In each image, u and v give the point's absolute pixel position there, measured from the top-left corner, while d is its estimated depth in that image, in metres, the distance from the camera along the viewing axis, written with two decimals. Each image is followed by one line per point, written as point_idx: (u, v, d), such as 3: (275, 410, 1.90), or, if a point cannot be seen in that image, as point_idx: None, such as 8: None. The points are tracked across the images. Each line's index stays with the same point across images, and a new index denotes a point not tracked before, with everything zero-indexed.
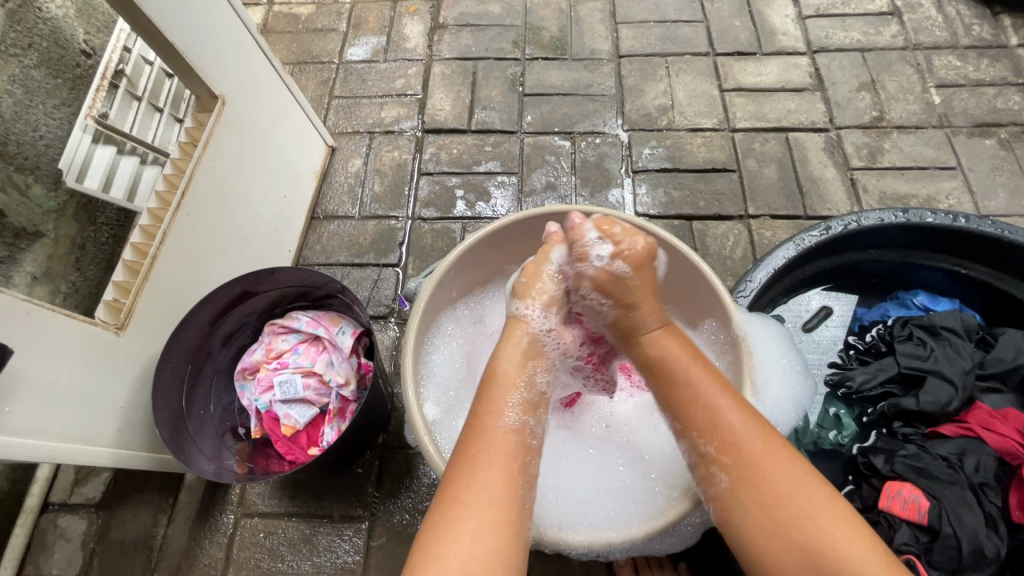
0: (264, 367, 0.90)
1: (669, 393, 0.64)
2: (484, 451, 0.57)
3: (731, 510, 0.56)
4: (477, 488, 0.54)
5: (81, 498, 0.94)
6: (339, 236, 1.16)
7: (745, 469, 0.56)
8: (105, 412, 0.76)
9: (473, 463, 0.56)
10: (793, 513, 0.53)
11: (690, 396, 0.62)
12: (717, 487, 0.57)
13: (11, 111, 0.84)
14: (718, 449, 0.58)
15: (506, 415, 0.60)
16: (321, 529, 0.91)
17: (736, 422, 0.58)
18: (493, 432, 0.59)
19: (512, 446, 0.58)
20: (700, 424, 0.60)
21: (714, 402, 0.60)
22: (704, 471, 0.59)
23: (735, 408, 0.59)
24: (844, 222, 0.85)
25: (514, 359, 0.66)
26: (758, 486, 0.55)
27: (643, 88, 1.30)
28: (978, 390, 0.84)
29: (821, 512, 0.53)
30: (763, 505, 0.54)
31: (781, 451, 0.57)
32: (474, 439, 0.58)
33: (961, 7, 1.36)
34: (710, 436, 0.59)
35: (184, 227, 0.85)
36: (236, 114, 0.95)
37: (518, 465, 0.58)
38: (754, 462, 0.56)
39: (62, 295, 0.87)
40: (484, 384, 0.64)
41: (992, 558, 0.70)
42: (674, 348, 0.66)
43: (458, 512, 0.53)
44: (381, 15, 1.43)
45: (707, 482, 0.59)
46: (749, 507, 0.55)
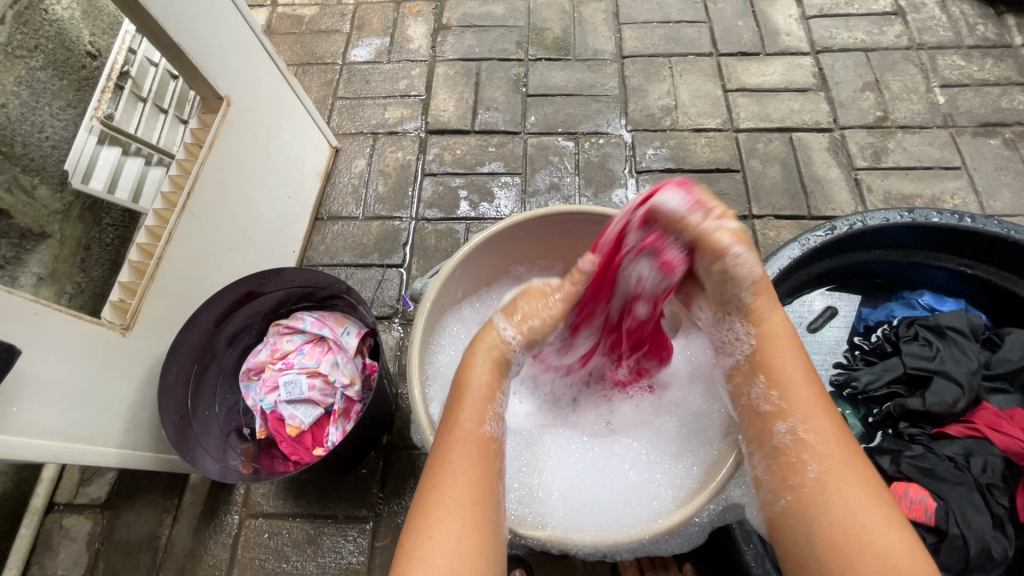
0: (269, 367, 0.90)
1: (767, 379, 0.62)
2: (462, 455, 0.57)
3: (808, 504, 0.55)
4: (457, 492, 0.54)
5: (86, 499, 0.94)
6: (342, 237, 1.16)
7: (830, 466, 0.56)
8: (111, 412, 0.76)
9: (452, 467, 0.56)
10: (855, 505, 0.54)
11: (787, 385, 0.60)
12: (803, 477, 0.56)
13: (17, 113, 0.84)
14: (813, 440, 0.57)
15: (482, 421, 0.59)
16: (325, 529, 0.91)
17: (824, 420, 0.58)
18: (471, 435, 0.58)
19: (488, 450, 0.58)
20: (803, 410, 0.59)
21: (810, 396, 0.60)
22: (788, 458, 0.58)
23: (826, 411, 0.59)
24: (849, 222, 0.85)
25: (487, 364, 0.63)
26: (839, 484, 0.55)
27: (646, 88, 1.30)
28: (984, 390, 0.84)
29: (892, 523, 0.53)
30: (839, 505, 0.54)
31: (859, 458, 0.57)
32: (451, 442, 0.57)
33: (964, 6, 1.36)
34: (810, 424, 0.58)
35: (189, 228, 0.85)
36: (240, 115, 0.95)
37: (493, 467, 0.57)
38: (840, 463, 0.56)
39: (68, 296, 0.89)
40: (454, 395, 0.61)
41: (999, 560, 0.70)
42: (781, 332, 0.64)
43: (439, 515, 0.53)
44: (385, 16, 1.43)
45: (786, 470, 0.58)
46: (828, 504, 0.55)
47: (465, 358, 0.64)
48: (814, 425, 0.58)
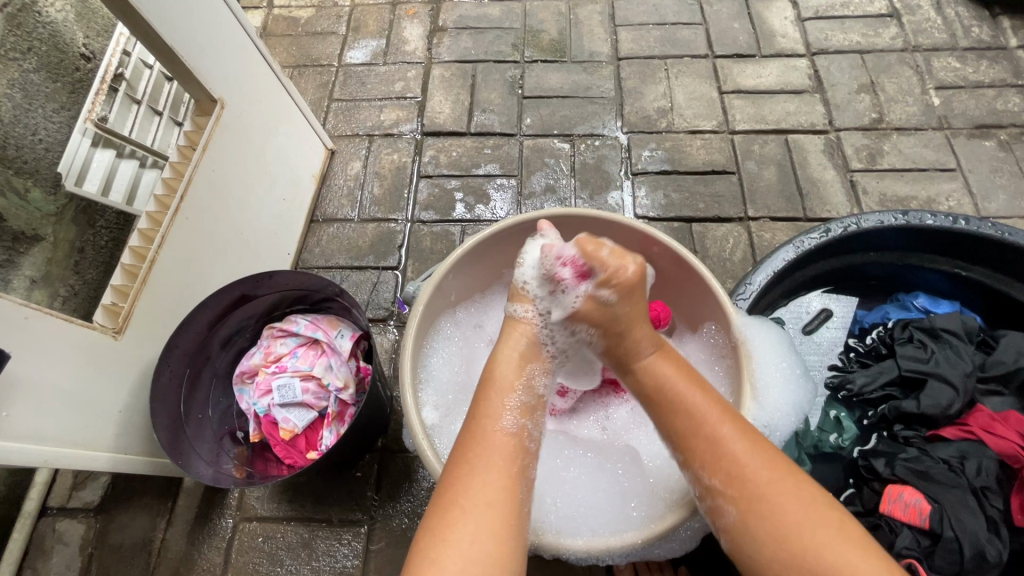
0: (262, 371, 0.90)
1: (668, 420, 0.61)
2: (486, 453, 0.57)
3: (740, 542, 0.55)
4: (475, 494, 0.54)
5: (79, 502, 0.94)
6: (338, 239, 1.16)
7: (750, 501, 0.55)
8: (103, 416, 0.75)
9: (471, 466, 0.56)
10: (774, 525, 0.54)
11: (689, 428, 0.59)
12: (725, 519, 0.56)
13: (10, 116, 0.84)
14: (723, 483, 0.56)
15: (505, 417, 0.60)
16: (319, 533, 0.91)
17: (737, 449, 0.57)
18: (491, 434, 0.59)
19: (510, 448, 0.58)
20: (701, 455, 0.58)
21: (712, 432, 0.58)
22: (710, 502, 0.58)
23: (738, 441, 0.57)
24: (843, 225, 0.85)
25: (513, 363, 0.65)
26: (766, 518, 0.54)
27: (643, 90, 1.30)
28: (979, 393, 0.84)
29: (828, 539, 0.52)
30: (770, 539, 0.54)
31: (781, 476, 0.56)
32: (472, 442, 0.58)
33: (960, 8, 1.36)
34: (714, 469, 0.57)
35: (182, 230, 0.85)
36: (234, 117, 0.94)
37: (516, 468, 0.57)
38: (761, 495, 0.55)
39: (61, 299, 0.88)
40: (480, 387, 0.63)
41: (994, 562, 0.70)
42: (670, 372, 0.63)
43: (455, 517, 0.52)
44: (381, 18, 1.43)
45: (713, 512, 0.58)
46: (757, 541, 0.54)
47: (489, 360, 0.67)
48: (721, 467, 0.57)
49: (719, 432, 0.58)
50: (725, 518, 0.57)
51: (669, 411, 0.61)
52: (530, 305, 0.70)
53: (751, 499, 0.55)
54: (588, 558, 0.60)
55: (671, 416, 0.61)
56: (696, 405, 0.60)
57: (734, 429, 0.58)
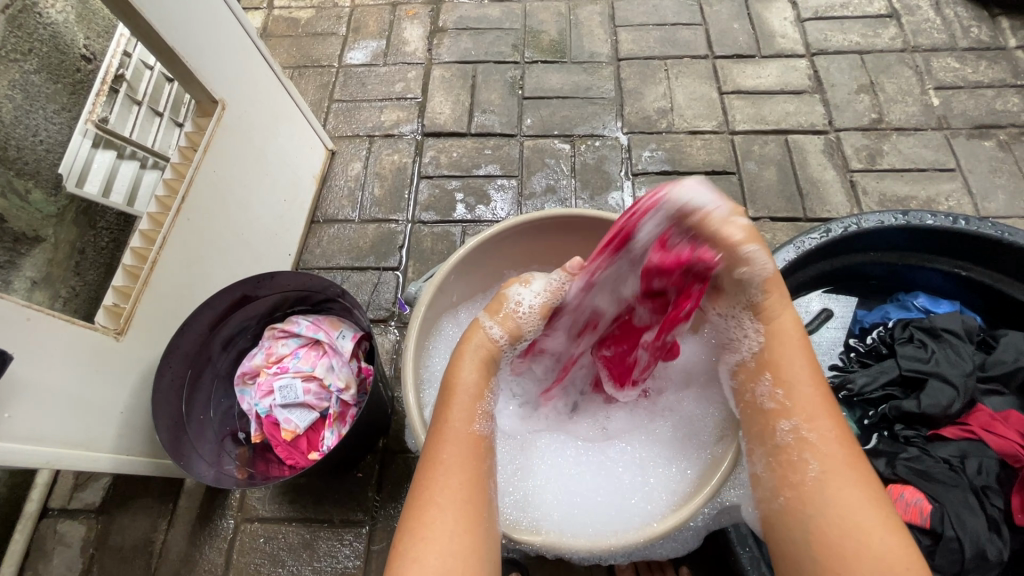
0: (264, 371, 0.90)
1: (777, 374, 0.61)
2: (458, 452, 0.57)
3: (803, 505, 0.55)
4: (449, 491, 0.54)
5: (80, 504, 0.94)
6: (338, 240, 1.16)
7: (831, 468, 0.55)
8: (104, 416, 0.75)
9: (444, 466, 0.55)
10: (843, 497, 0.54)
11: (795, 387, 0.60)
12: (802, 474, 0.56)
13: (11, 117, 0.84)
14: (817, 442, 0.57)
15: (474, 421, 0.60)
16: (321, 533, 0.91)
17: (829, 421, 0.58)
18: (462, 435, 0.58)
19: (479, 448, 0.58)
20: (805, 410, 0.58)
21: (815, 394, 0.59)
22: (789, 456, 0.58)
23: (833, 417, 0.58)
24: (844, 224, 0.85)
25: (474, 367, 0.63)
26: (838, 488, 0.54)
27: (643, 90, 1.30)
28: (979, 392, 0.84)
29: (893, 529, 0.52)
30: (837, 505, 0.53)
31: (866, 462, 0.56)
32: (442, 443, 0.57)
33: (959, 9, 1.37)
34: (813, 426, 0.58)
35: (184, 231, 0.85)
36: (235, 118, 0.95)
37: (484, 466, 0.58)
38: (840, 466, 0.55)
39: (62, 300, 0.88)
40: (444, 393, 0.62)
41: (995, 561, 0.70)
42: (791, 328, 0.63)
43: (432, 516, 0.52)
44: (381, 18, 1.43)
45: (787, 469, 0.57)
46: (826, 507, 0.54)
47: (451, 365, 0.64)
48: (817, 426, 0.57)
49: (823, 405, 0.59)
50: (800, 475, 0.56)
51: (785, 366, 0.61)
52: (508, 337, 0.66)
53: (835, 466, 0.55)
54: (590, 558, 0.60)
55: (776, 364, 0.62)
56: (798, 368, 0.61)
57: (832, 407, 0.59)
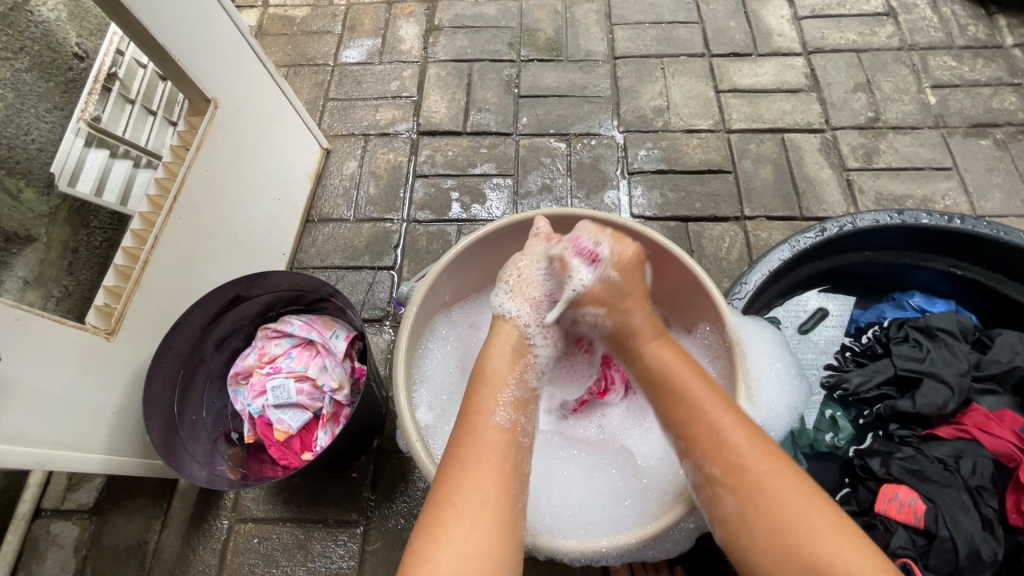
0: (256, 371, 0.89)
1: (674, 409, 0.62)
2: (478, 449, 0.57)
3: (736, 534, 0.55)
4: (467, 491, 0.54)
5: (74, 504, 0.94)
6: (333, 239, 1.16)
7: (749, 491, 0.55)
8: (94, 418, 0.75)
9: (464, 464, 0.56)
10: (770, 518, 0.53)
11: (693, 416, 0.60)
12: (723, 509, 0.56)
13: (2, 115, 0.84)
14: (722, 471, 0.56)
15: (499, 414, 0.60)
16: (315, 534, 0.90)
17: (734, 439, 0.57)
18: (483, 432, 0.58)
19: (503, 444, 0.58)
20: (701, 443, 0.59)
21: (713, 418, 0.59)
22: (709, 492, 0.58)
23: (738, 431, 0.58)
24: (839, 224, 0.85)
25: (506, 360, 0.67)
26: (760, 511, 0.54)
27: (639, 89, 1.30)
28: (974, 392, 0.84)
29: (829, 531, 0.51)
30: (770, 532, 0.53)
31: (789, 467, 0.56)
32: (464, 441, 0.58)
33: (956, 7, 1.36)
34: (714, 457, 0.57)
35: (176, 230, 0.85)
36: (228, 117, 0.94)
37: (510, 464, 0.57)
38: (759, 485, 0.54)
39: (54, 300, 0.87)
40: (473, 383, 0.64)
41: (989, 561, 0.70)
42: (672, 359, 0.65)
43: (449, 514, 0.52)
44: (377, 17, 1.43)
45: (711, 501, 0.57)
46: (757, 533, 0.53)
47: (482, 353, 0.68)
48: (720, 455, 0.57)
49: (720, 425, 0.58)
50: (722, 509, 0.56)
51: (672, 401, 0.63)
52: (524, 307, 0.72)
53: (747, 484, 0.55)
54: (581, 560, 0.60)
55: (669, 399, 0.63)
56: (695, 390, 0.62)
57: (734, 419, 0.59)
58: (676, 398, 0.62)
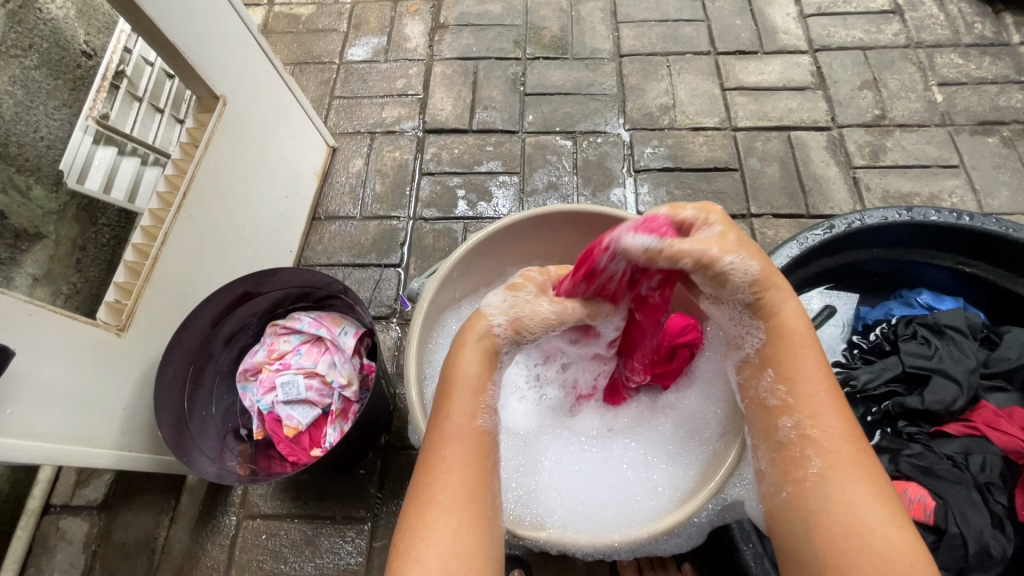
0: (266, 367, 0.90)
1: (784, 366, 0.57)
2: (459, 445, 0.54)
3: (805, 502, 0.52)
4: (450, 489, 0.51)
5: (83, 500, 0.94)
6: (340, 237, 1.16)
7: (835, 465, 0.52)
8: (106, 413, 0.75)
9: (445, 462, 0.52)
10: (848, 492, 0.51)
11: (804, 381, 0.55)
12: (806, 470, 0.53)
13: (12, 113, 0.83)
14: (819, 436, 0.53)
15: (475, 415, 0.55)
16: (323, 530, 0.91)
17: (835, 414, 0.54)
18: (460, 428, 0.54)
19: (480, 440, 0.54)
20: (808, 407, 0.55)
21: (821, 389, 0.55)
22: (792, 452, 0.55)
23: (838, 407, 0.55)
24: (848, 220, 0.85)
25: (479, 358, 0.56)
26: (843, 482, 0.51)
27: (645, 87, 1.30)
28: (983, 389, 0.84)
29: (899, 527, 0.49)
30: (840, 504, 0.50)
31: (871, 460, 0.53)
32: (443, 437, 0.54)
33: (962, 5, 1.36)
34: (816, 420, 0.54)
35: (185, 227, 0.85)
36: (236, 114, 0.94)
37: (489, 457, 0.55)
38: (845, 462, 0.52)
39: (63, 296, 0.87)
40: (442, 391, 0.56)
41: (998, 558, 0.70)
42: (799, 323, 0.58)
43: (433, 513, 0.50)
44: (382, 14, 1.43)
45: (790, 462, 0.55)
46: (831, 504, 0.51)
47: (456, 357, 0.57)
48: (821, 423, 0.54)
49: (828, 395, 0.55)
50: (805, 471, 0.53)
51: (783, 358, 0.56)
52: (513, 337, 0.56)
53: (838, 456, 0.52)
54: (593, 554, 0.60)
55: (784, 361, 0.56)
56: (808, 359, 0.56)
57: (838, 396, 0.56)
58: (787, 359, 0.56)
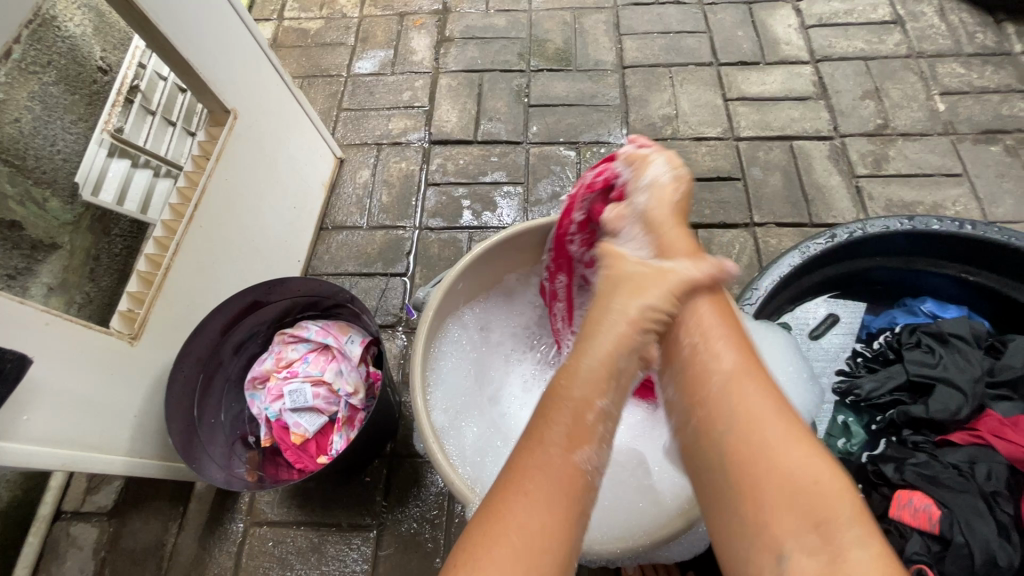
0: (274, 376, 0.91)
1: None
2: (545, 481, 0.48)
3: (711, 428, 0.51)
4: (525, 534, 0.45)
5: (93, 507, 0.95)
6: (347, 246, 1.18)
7: (730, 380, 0.52)
8: (119, 420, 0.77)
9: (527, 501, 0.47)
10: (744, 408, 0.50)
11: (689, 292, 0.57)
12: (703, 391, 0.52)
13: (30, 126, 0.86)
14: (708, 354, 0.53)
15: (624, 351, 0.53)
16: (329, 538, 0.91)
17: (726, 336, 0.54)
18: (555, 463, 0.48)
19: (575, 484, 0.48)
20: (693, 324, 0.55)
21: (710, 313, 0.56)
22: (692, 372, 0.54)
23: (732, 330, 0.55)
24: (849, 230, 0.85)
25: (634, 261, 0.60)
26: (739, 401, 0.50)
27: (647, 98, 1.31)
28: (988, 398, 0.83)
29: (793, 437, 0.48)
30: (756, 435, 0.48)
31: (761, 366, 0.54)
32: (528, 469, 0.48)
33: (964, 15, 1.37)
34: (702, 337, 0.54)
35: (197, 237, 0.87)
36: (247, 127, 0.96)
37: (578, 507, 0.48)
38: (739, 375, 0.52)
39: (77, 305, 0.90)
40: (545, 401, 0.52)
41: (1006, 567, 0.69)
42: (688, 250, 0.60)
43: (501, 557, 0.44)
44: (389, 28, 1.45)
45: (690, 385, 0.53)
46: (737, 432, 0.49)
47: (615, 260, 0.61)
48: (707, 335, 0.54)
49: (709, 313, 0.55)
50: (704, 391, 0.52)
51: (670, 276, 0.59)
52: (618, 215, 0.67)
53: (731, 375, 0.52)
54: (598, 561, 0.60)
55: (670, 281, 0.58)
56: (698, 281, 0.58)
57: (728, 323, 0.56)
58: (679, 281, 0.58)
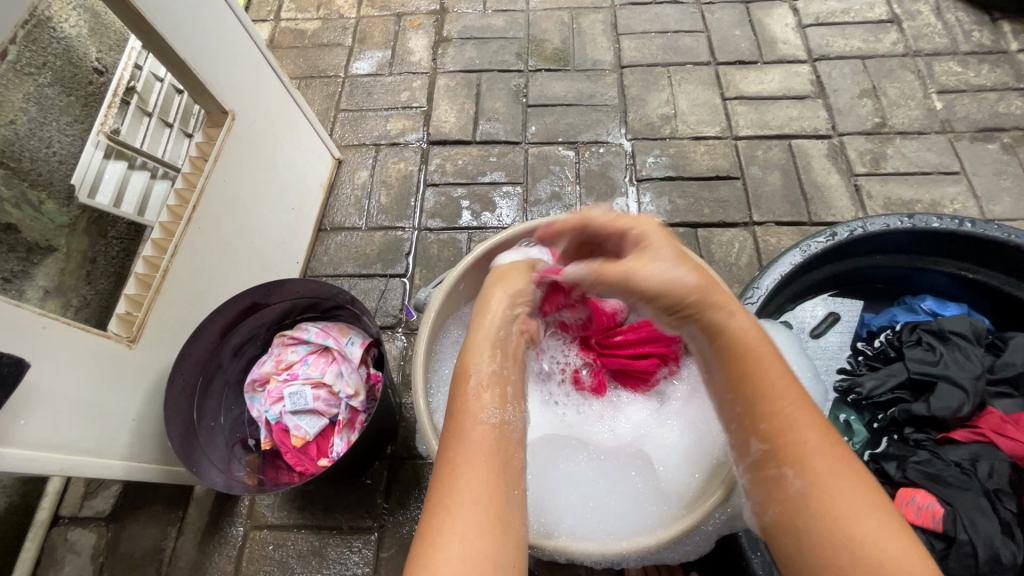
0: (273, 378, 0.90)
1: (738, 378, 0.55)
2: (468, 444, 0.52)
3: (794, 521, 0.49)
4: (461, 494, 0.48)
5: (91, 512, 0.94)
6: (346, 248, 1.17)
7: (810, 469, 0.49)
8: (116, 424, 0.76)
9: (454, 464, 0.51)
10: (829, 503, 0.48)
11: (766, 389, 0.53)
12: (786, 489, 0.50)
13: (25, 128, 0.85)
14: (786, 448, 0.51)
15: (500, 325, 0.63)
16: (330, 541, 0.91)
17: (809, 427, 0.51)
18: (473, 427, 0.53)
19: (492, 442, 0.53)
20: (772, 419, 0.52)
21: (790, 401, 0.52)
22: (771, 472, 0.52)
23: (813, 418, 0.52)
24: (850, 228, 0.85)
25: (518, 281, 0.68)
26: (824, 500, 0.48)
27: (646, 97, 1.31)
28: (989, 395, 0.83)
29: (887, 527, 0.46)
30: (844, 526, 0.47)
31: (840, 448, 0.51)
32: (453, 439, 0.53)
33: (960, 13, 1.37)
34: (782, 431, 0.51)
35: (195, 239, 0.86)
36: (244, 127, 0.96)
37: (501, 460, 0.52)
38: (823, 469, 0.49)
39: (73, 309, 0.89)
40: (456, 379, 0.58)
41: (1010, 565, 0.69)
42: (756, 334, 0.56)
43: (443, 518, 0.47)
44: (386, 29, 1.45)
45: (772, 484, 0.52)
46: (824, 524, 0.47)
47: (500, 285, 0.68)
48: (791, 427, 0.51)
49: (793, 405, 0.52)
50: (786, 489, 0.50)
51: (744, 369, 0.54)
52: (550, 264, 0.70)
53: (817, 470, 0.49)
54: (602, 563, 0.60)
55: (751, 379, 0.53)
56: (771, 369, 0.54)
57: (806, 406, 0.52)
58: (749, 371, 0.54)
